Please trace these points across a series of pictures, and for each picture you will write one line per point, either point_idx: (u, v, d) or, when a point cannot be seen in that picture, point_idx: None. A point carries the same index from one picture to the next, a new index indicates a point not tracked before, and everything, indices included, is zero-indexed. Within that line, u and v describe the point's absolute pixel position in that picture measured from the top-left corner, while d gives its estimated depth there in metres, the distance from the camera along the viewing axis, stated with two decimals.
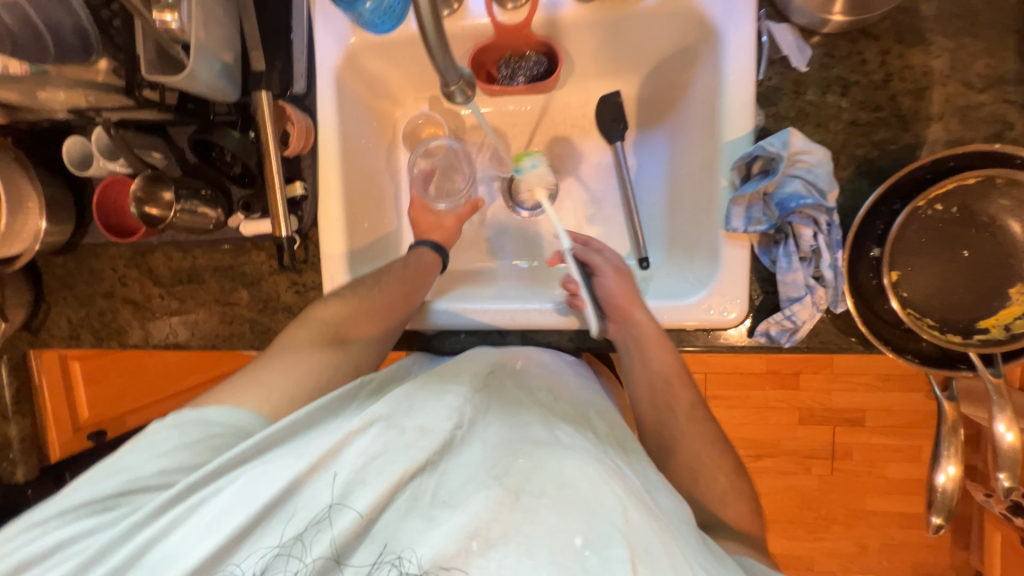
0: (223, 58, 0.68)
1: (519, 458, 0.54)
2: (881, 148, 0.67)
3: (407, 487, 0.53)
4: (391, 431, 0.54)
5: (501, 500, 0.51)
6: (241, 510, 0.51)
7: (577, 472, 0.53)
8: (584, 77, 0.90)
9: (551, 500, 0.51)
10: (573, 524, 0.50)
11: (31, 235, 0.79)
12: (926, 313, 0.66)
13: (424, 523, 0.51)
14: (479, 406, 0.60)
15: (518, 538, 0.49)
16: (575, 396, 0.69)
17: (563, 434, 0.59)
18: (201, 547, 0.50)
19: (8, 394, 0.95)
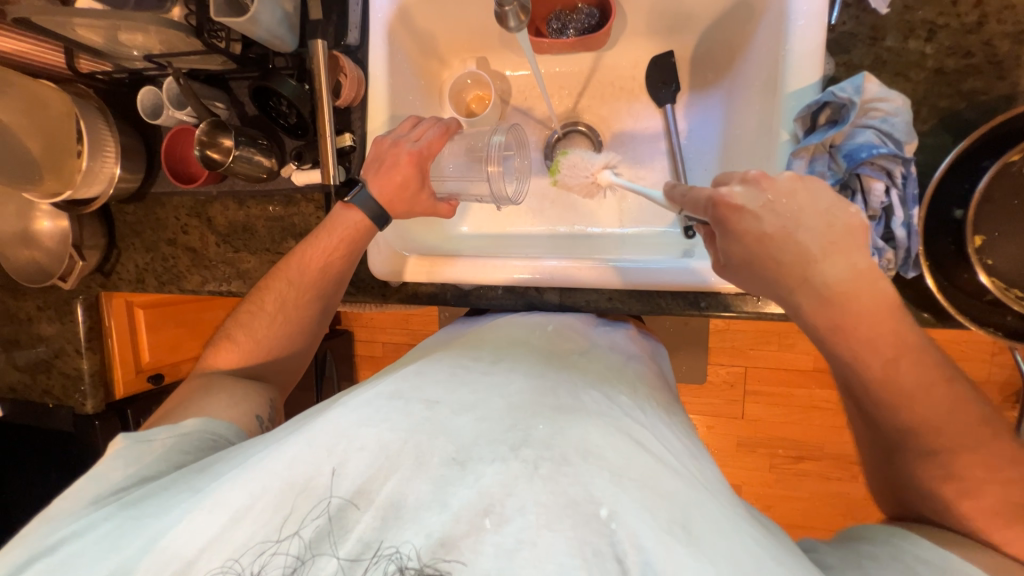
0: (284, 7, 0.71)
1: (539, 423, 0.46)
2: (969, 99, 0.61)
3: (412, 462, 0.44)
4: (400, 405, 0.48)
5: (515, 470, 0.43)
6: (233, 502, 0.45)
7: (600, 438, 0.46)
8: (636, 35, 0.87)
9: (572, 469, 0.43)
10: (597, 491, 0.42)
11: (106, 179, 0.85)
12: (1013, 283, 0.60)
13: (423, 503, 0.43)
14: (500, 372, 0.54)
15: (533, 510, 0.41)
16: (606, 368, 0.60)
17: (592, 403, 0.51)
18: (203, 535, 0.45)
19: (83, 332, 1.06)
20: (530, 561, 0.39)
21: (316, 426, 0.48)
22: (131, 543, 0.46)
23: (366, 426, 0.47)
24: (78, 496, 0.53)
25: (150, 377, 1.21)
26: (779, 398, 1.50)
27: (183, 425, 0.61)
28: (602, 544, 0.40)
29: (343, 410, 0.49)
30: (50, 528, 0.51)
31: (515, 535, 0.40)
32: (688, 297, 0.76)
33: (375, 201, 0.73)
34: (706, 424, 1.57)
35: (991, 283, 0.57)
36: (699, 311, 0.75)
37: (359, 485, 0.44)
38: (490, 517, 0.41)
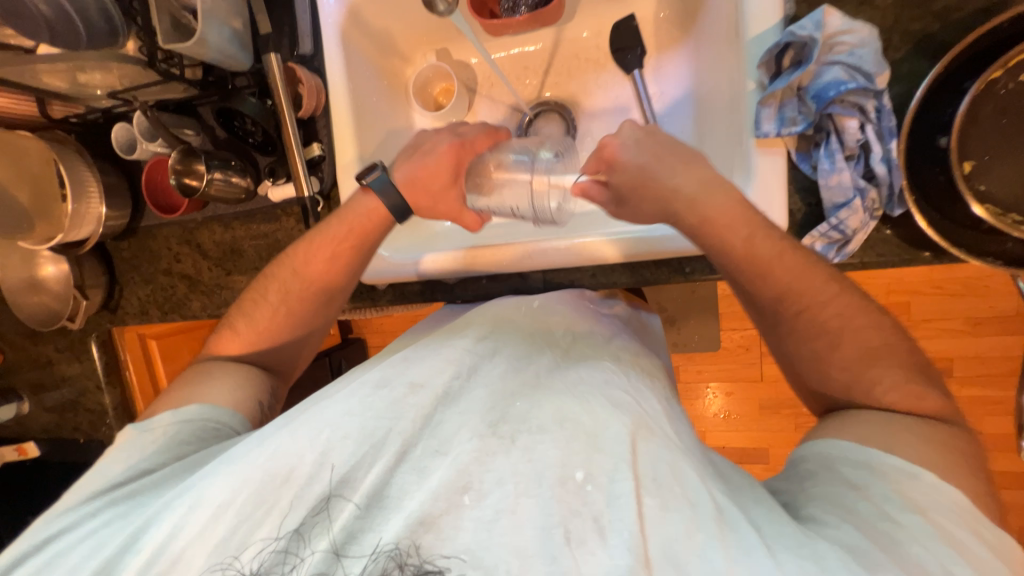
0: (232, 24, 0.72)
1: (517, 402, 0.48)
2: (943, 18, 0.57)
3: (392, 449, 0.46)
4: (380, 391, 0.49)
5: (492, 447, 0.45)
6: (212, 500, 0.47)
7: (577, 405, 0.47)
8: (594, 2, 0.84)
9: (551, 436, 0.45)
10: (575, 457, 0.44)
11: (95, 218, 0.87)
12: (1009, 209, 0.57)
13: (407, 488, 0.44)
14: (483, 355, 0.53)
15: (511, 481, 0.43)
16: (588, 339, 0.61)
17: (574, 373, 0.52)
18: (187, 529, 0.47)
19: (102, 368, 1.10)
20: (508, 529, 0.41)
21: (297, 418, 0.49)
22: (116, 539, 0.49)
23: (350, 416, 0.48)
24: (83, 490, 0.56)
25: None
26: None
27: (186, 412, 0.62)
28: (579, 505, 0.42)
29: (327, 401, 0.50)
30: (56, 521, 0.53)
31: (494, 505, 0.42)
32: (672, 264, 0.74)
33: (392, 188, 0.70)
34: (724, 390, 1.55)
35: (982, 210, 0.55)
36: (685, 277, 0.74)
37: (341, 476, 0.45)
38: (469, 494, 0.43)
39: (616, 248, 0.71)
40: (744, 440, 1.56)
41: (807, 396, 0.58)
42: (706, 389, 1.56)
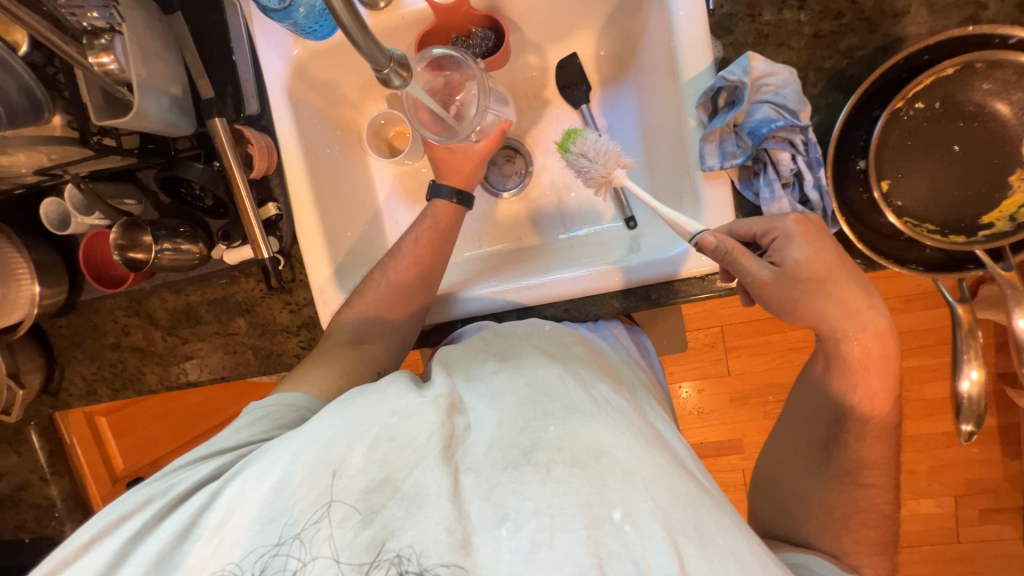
0: (171, 92, 0.69)
1: (550, 426, 0.50)
2: (849, 56, 0.64)
3: (436, 453, 0.49)
4: (431, 400, 0.53)
5: (527, 475, 0.47)
6: (253, 503, 0.49)
7: (613, 438, 0.49)
8: (536, 44, 0.87)
9: (585, 469, 0.47)
10: (610, 495, 0.46)
11: (28, 300, 0.81)
12: (924, 219, 0.64)
13: (438, 496, 0.47)
14: (511, 372, 0.58)
15: (546, 514, 0.45)
16: (601, 360, 0.68)
17: (603, 396, 0.56)
18: (236, 517, 0.49)
19: (44, 458, 0.99)
20: (546, 562, 0.43)
21: (355, 407, 0.53)
22: (173, 523, 0.51)
23: (399, 416, 0.51)
24: (192, 451, 0.59)
25: (129, 483, 1.18)
26: (757, 347, 1.54)
27: (291, 398, 0.64)
28: (616, 546, 0.44)
29: (380, 395, 0.53)
30: (151, 483, 0.56)
31: (530, 537, 0.44)
32: (640, 292, 0.77)
33: (452, 188, 0.79)
34: (696, 387, 1.61)
35: (901, 222, 0.61)
36: (652, 303, 0.76)
37: (381, 477, 0.48)
38: (507, 525, 0.45)
39: (595, 279, 0.74)
40: (720, 433, 1.63)
41: (800, 416, 0.69)
42: (679, 388, 1.62)
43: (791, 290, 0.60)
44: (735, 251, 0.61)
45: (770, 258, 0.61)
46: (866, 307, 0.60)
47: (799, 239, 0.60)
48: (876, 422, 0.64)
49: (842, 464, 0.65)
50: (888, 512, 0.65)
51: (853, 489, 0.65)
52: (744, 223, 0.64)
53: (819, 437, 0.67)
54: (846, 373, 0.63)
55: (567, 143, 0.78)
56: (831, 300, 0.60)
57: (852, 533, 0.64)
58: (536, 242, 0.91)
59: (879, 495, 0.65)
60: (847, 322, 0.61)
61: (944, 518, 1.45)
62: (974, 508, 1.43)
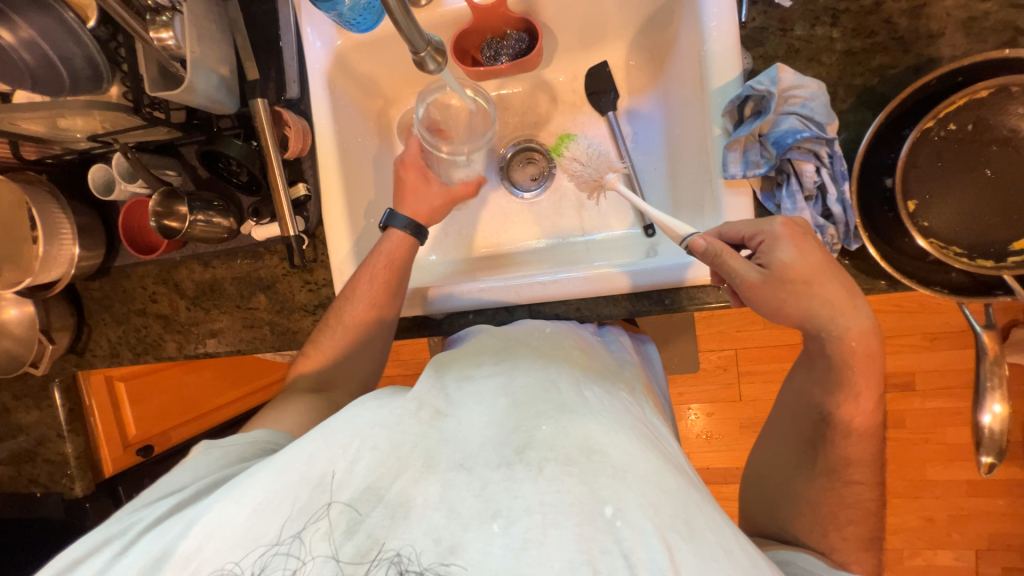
0: (220, 71, 0.73)
1: (542, 424, 0.50)
2: (880, 74, 0.65)
3: (420, 461, 0.49)
4: (411, 409, 0.54)
5: (519, 472, 0.47)
6: (243, 511, 0.50)
7: (604, 436, 0.49)
8: (569, 50, 0.89)
9: (577, 467, 0.47)
10: (601, 492, 0.45)
11: (67, 259, 0.85)
12: (951, 241, 0.63)
13: (429, 505, 0.47)
14: (506, 375, 0.58)
15: (538, 511, 0.45)
16: (603, 368, 0.68)
17: (596, 399, 0.56)
18: (226, 527, 0.50)
19: (63, 415, 1.03)
20: (536, 558, 0.43)
21: (330, 425, 0.53)
22: (150, 550, 0.51)
23: (378, 427, 0.52)
24: (155, 491, 0.59)
25: (140, 450, 1.21)
26: (771, 374, 1.51)
27: (252, 434, 0.67)
28: (608, 542, 0.43)
29: (360, 409, 0.54)
30: (119, 519, 0.57)
31: (522, 534, 0.44)
32: (653, 296, 0.77)
33: (411, 219, 0.81)
34: (706, 410, 1.58)
35: (927, 242, 0.60)
36: (664, 308, 0.76)
37: (367, 485, 0.49)
38: (499, 520, 0.45)
39: (605, 280, 0.74)
40: (727, 459, 1.58)
41: (795, 429, 0.67)
42: (687, 409, 1.59)
43: (799, 306, 0.59)
44: (727, 255, 0.60)
45: (759, 261, 0.61)
46: (868, 324, 0.60)
47: (786, 241, 0.59)
48: (868, 430, 0.63)
49: (828, 461, 0.64)
50: (873, 509, 0.64)
51: (840, 485, 0.64)
52: (732, 226, 0.64)
53: (806, 436, 0.65)
54: (836, 381, 0.62)
55: (562, 147, 0.86)
56: (817, 301, 0.59)
57: (838, 528, 0.63)
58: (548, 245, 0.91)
59: (864, 491, 0.64)
60: (857, 337, 0.59)
61: (962, 572, 1.37)
62: (995, 564, 1.35)
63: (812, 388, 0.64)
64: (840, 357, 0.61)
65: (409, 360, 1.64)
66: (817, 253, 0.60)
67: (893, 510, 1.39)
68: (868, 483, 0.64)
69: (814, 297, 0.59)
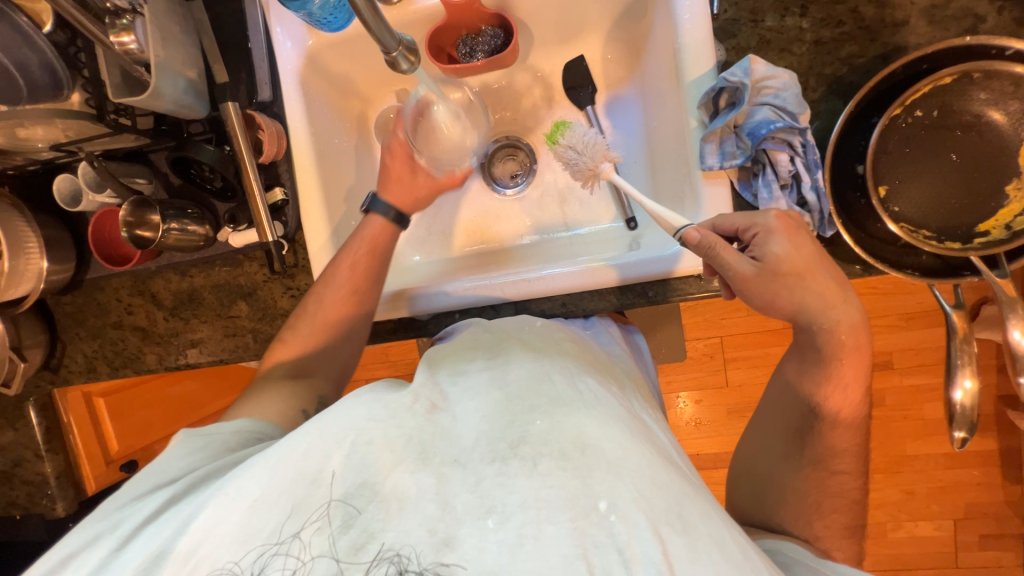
0: (187, 75, 0.71)
1: (537, 419, 0.50)
2: (849, 63, 0.66)
3: (415, 454, 0.49)
4: (407, 404, 0.53)
5: (514, 469, 0.47)
6: (238, 511, 0.49)
7: (598, 430, 0.50)
8: (545, 45, 0.88)
9: (572, 463, 0.47)
10: (596, 486, 0.46)
11: (35, 274, 0.82)
12: (921, 225, 0.64)
13: (424, 495, 0.47)
14: (499, 369, 0.58)
15: (533, 506, 0.45)
16: (595, 359, 0.69)
17: (590, 389, 0.57)
18: (222, 525, 0.49)
19: (40, 434, 0.99)
20: (531, 554, 0.43)
21: (325, 418, 0.53)
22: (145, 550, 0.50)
23: (372, 422, 0.51)
24: (139, 484, 0.57)
25: (123, 466, 1.19)
26: (756, 359, 1.54)
27: (235, 424, 0.65)
28: (602, 536, 0.44)
29: (354, 402, 0.54)
30: (105, 515, 0.55)
31: (517, 529, 0.44)
32: (637, 289, 0.78)
33: (390, 206, 0.81)
34: (694, 398, 1.60)
35: (898, 227, 0.62)
36: (648, 300, 0.77)
37: (360, 481, 0.48)
38: (493, 516, 0.45)
39: (591, 274, 0.75)
40: (716, 444, 1.61)
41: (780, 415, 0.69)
42: (676, 398, 1.61)
43: (778, 293, 0.61)
44: (718, 249, 0.61)
45: (752, 253, 0.62)
46: (842, 314, 0.61)
47: (779, 235, 0.61)
48: (849, 412, 0.65)
49: (816, 450, 0.66)
50: (857, 497, 0.66)
51: (825, 476, 0.66)
52: (726, 218, 0.64)
53: (795, 428, 0.67)
54: (821, 368, 0.64)
55: (555, 134, 0.81)
56: (810, 294, 0.61)
57: (821, 517, 0.66)
58: (534, 240, 0.91)
59: (848, 480, 0.66)
60: (832, 324, 0.61)
61: (942, 541, 1.43)
62: (973, 532, 1.41)
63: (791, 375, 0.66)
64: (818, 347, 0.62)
65: (399, 361, 1.63)
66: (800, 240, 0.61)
67: (875, 485, 1.44)
68: (851, 470, 0.66)
69: (790, 285, 0.60)
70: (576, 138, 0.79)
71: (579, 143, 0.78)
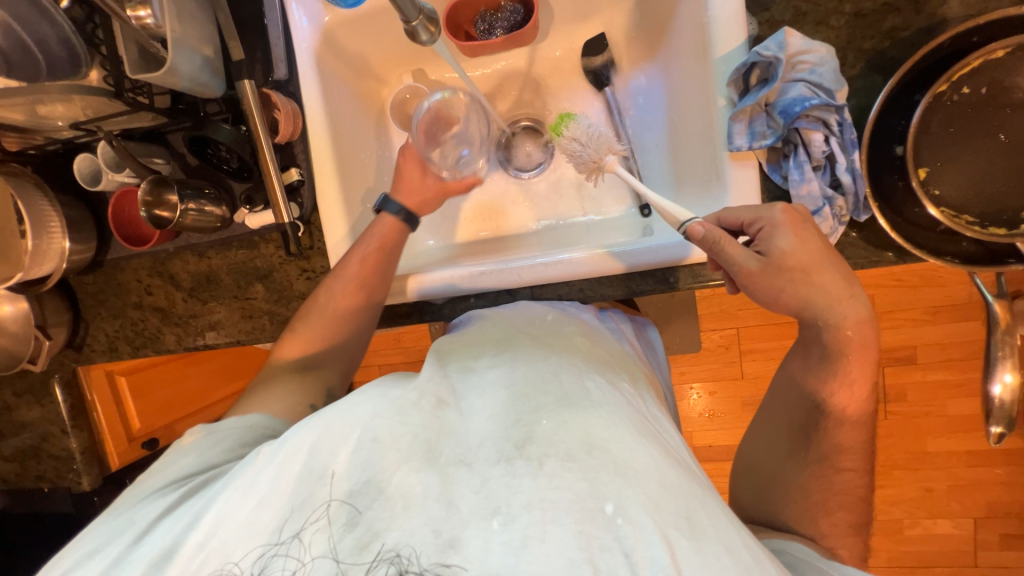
0: (204, 52, 0.71)
1: (543, 418, 0.50)
2: (891, 37, 0.62)
3: (420, 451, 0.49)
4: (412, 399, 0.53)
5: (519, 468, 0.47)
6: (243, 512, 0.50)
7: (605, 431, 0.49)
8: (565, 22, 0.85)
9: (578, 463, 0.46)
10: (603, 489, 0.45)
11: (58, 253, 0.83)
12: (963, 210, 0.61)
13: (428, 496, 0.46)
14: (506, 367, 0.58)
15: (538, 508, 0.44)
16: (607, 357, 0.67)
17: (599, 390, 0.56)
18: (233, 518, 0.50)
19: (66, 411, 1.02)
20: (537, 555, 0.42)
21: (329, 413, 0.53)
22: (175, 529, 0.51)
23: (378, 418, 0.51)
24: (160, 477, 0.58)
25: (145, 444, 1.21)
26: (773, 351, 1.50)
27: (251, 418, 0.65)
28: (609, 539, 0.43)
29: (357, 400, 0.54)
30: (121, 515, 0.56)
31: (521, 531, 0.43)
32: (657, 275, 0.75)
33: (403, 206, 0.79)
34: (708, 390, 1.58)
35: (939, 212, 0.59)
36: (668, 287, 0.75)
37: (366, 478, 0.48)
38: (498, 517, 0.44)
39: (599, 261, 0.73)
40: (729, 437, 1.59)
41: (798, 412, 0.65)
42: (689, 389, 1.59)
43: (805, 283, 0.58)
44: (710, 244, 0.60)
45: (757, 248, 0.60)
46: (863, 303, 0.59)
47: (785, 229, 0.58)
48: (855, 410, 0.63)
49: (829, 438, 0.64)
50: (863, 495, 0.64)
51: (841, 473, 0.64)
52: (731, 211, 0.63)
53: (800, 422, 0.65)
54: (834, 370, 0.61)
55: (561, 126, 0.81)
56: (817, 290, 0.58)
57: (827, 515, 0.63)
58: (550, 224, 0.89)
59: (864, 479, 0.64)
60: (855, 312, 0.58)
61: (960, 540, 1.39)
62: (994, 531, 1.38)
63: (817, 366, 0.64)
64: (843, 337, 0.60)
65: (410, 348, 1.64)
66: (814, 237, 0.58)
67: (893, 482, 1.41)
68: (856, 466, 0.64)
69: (816, 275, 0.58)
70: (581, 129, 0.78)
71: (583, 133, 0.77)
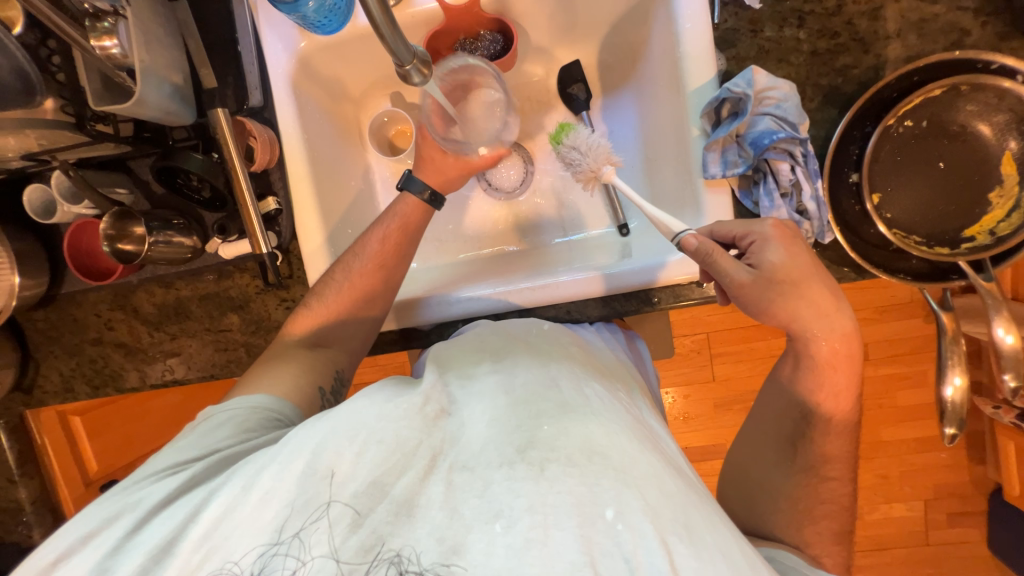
0: (173, 80, 0.68)
1: (544, 424, 0.50)
2: (844, 74, 0.68)
3: (424, 460, 0.49)
4: (418, 405, 0.53)
5: (521, 471, 0.47)
6: (246, 511, 0.49)
7: (606, 437, 0.50)
8: (541, 48, 0.87)
9: (578, 469, 0.47)
10: (604, 495, 0.46)
11: (6, 290, 0.77)
12: (911, 231, 0.67)
13: (433, 501, 0.47)
14: (506, 373, 0.57)
15: (539, 511, 0.45)
16: (599, 362, 0.68)
17: (598, 395, 0.57)
18: (237, 512, 0.49)
19: (13, 459, 0.93)
20: (539, 559, 0.43)
21: (338, 413, 0.52)
22: (183, 510, 0.51)
23: (384, 420, 0.51)
24: (157, 462, 0.57)
25: (103, 486, 1.14)
26: (741, 353, 1.58)
27: (254, 400, 0.64)
28: (610, 545, 0.44)
29: (364, 401, 0.53)
30: (115, 498, 0.54)
31: (523, 534, 0.44)
32: (641, 295, 0.78)
33: (427, 185, 0.78)
34: (682, 393, 1.64)
35: (891, 233, 0.64)
36: (651, 306, 0.78)
37: (371, 479, 0.48)
38: (501, 521, 0.45)
39: (584, 285, 0.75)
40: (703, 437, 1.65)
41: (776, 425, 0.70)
42: (664, 393, 1.65)
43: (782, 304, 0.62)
44: (704, 258, 0.63)
45: (748, 261, 0.63)
46: (832, 322, 0.63)
47: (775, 243, 0.62)
48: (841, 419, 0.67)
49: (805, 445, 0.68)
50: (847, 503, 0.68)
51: (817, 480, 0.68)
52: (723, 226, 0.66)
53: (783, 429, 0.69)
54: (813, 372, 0.65)
55: (561, 135, 0.80)
56: (804, 302, 0.62)
57: (807, 532, 0.67)
58: (534, 246, 0.91)
59: (839, 484, 0.68)
60: (825, 330, 0.63)
61: (913, 521, 1.51)
62: (941, 511, 1.49)
63: (794, 381, 0.68)
64: (815, 353, 0.64)
65: (386, 366, 1.61)
66: (799, 250, 0.62)
67: None
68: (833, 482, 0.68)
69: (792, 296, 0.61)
70: (585, 141, 0.77)
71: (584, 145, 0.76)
